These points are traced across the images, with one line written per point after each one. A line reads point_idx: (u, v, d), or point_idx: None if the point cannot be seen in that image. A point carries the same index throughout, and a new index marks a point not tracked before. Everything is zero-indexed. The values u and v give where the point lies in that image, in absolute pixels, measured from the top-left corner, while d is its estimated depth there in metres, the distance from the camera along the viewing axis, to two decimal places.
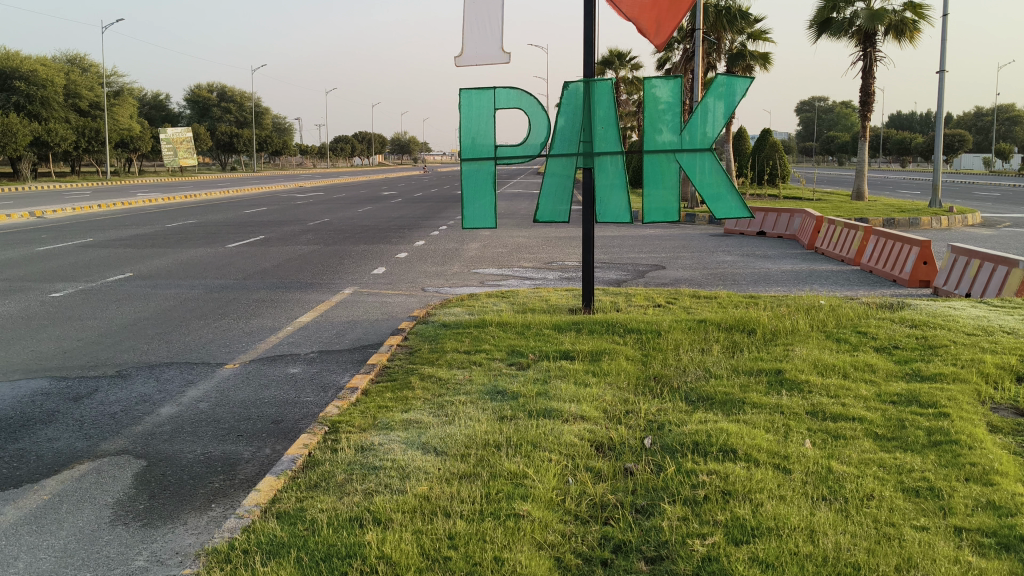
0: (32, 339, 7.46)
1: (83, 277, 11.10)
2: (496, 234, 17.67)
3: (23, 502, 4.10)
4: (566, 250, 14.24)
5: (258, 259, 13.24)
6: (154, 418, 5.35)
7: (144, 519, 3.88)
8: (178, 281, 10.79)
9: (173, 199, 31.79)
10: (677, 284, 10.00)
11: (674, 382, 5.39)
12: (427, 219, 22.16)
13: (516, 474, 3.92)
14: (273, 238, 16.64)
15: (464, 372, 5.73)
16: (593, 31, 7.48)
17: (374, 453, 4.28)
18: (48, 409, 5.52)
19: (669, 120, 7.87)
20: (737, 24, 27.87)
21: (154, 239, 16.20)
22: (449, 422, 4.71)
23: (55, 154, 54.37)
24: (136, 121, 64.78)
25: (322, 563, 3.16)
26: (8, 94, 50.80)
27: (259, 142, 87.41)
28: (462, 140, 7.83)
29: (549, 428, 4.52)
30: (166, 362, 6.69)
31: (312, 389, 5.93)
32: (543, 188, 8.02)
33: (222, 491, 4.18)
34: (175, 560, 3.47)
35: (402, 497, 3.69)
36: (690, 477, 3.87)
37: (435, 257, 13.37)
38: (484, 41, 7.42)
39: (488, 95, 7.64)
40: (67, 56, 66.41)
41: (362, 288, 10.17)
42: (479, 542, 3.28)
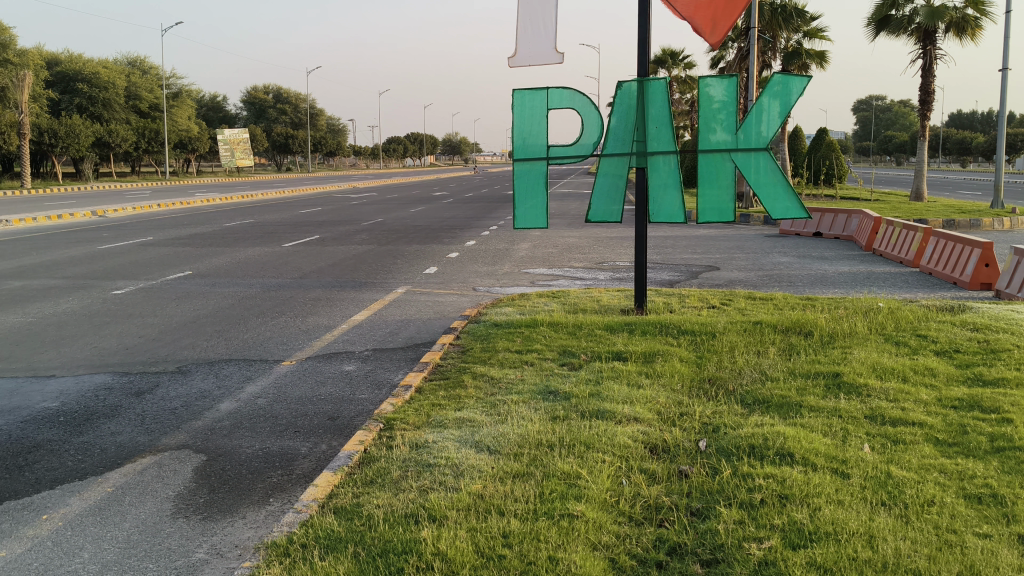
0: (96, 335, 7.66)
1: (144, 275, 11.37)
2: (547, 234, 17.68)
3: (88, 494, 4.20)
4: (618, 250, 14.17)
5: (314, 258, 13.42)
6: (214, 413, 5.45)
7: (205, 513, 3.96)
8: (237, 280, 10.98)
9: (229, 199, 32.45)
10: (731, 285, 9.90)
11: (730, 385, 5.33)
12: (479, 219, 22.24)
13: (570, 474, 3.91)
14: (327, 238, 16.86)
15: (516, 372, 5.73)
16: (648, 31, 7.43)
17: (428, 451, 4.30)
18: (111, 404, 5.65)
19: (724, 120, 7.75)
20: (792, 23, 27.52)
21: (212, 239, 16.52)
22: (501, 421, 4.72)
23: (117, 155, 55.80)
24: (194, 123, 66.20)
25: (379, 558, 3.18)
26: (72, 97, 52.32)
27: (313, 143, 88.61)
28: (516, 140, 7.83)
29: (601, 429, 4.50)
30: (225, 359, 6.81)
31: (366, 387, 5.98)
32: (596, 189, 7.98)
33: (280, 486, 4.24)
34: (234, 554, 3.53)
35: (456, 495, 3.70)
36: (746, 480, 3.83)
37: (488, 257, 13.43)
38: (538, 42, 7.42)
39: (542, 95, 7.63)
40: (129, 59, 68.17)
41: (415, 287, 10.25)
42: (534, 541, 3.27)
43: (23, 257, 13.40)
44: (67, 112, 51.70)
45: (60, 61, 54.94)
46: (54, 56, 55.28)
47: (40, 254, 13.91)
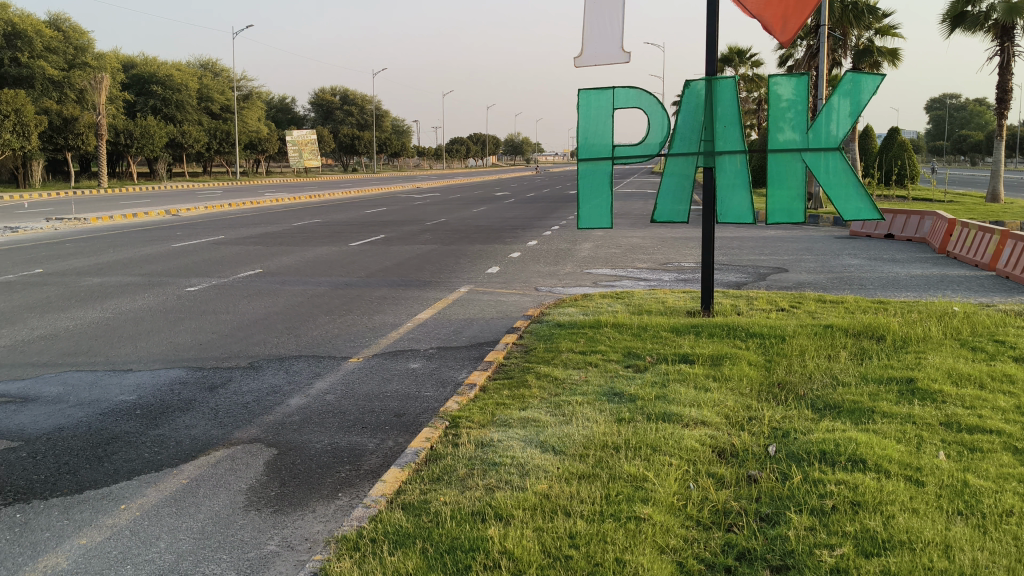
0: (171, 331, 7.86)
1: (216, 273, 11.62)
2: (611, 234, 17.61)
3: (164, 485, 4.32)
4: (683, 251, 14.03)
5: (380, 257, 13.57)
6: (285, 408, 5.56)
7: (276, 506, 4.03)
8: (305, 278, 11.16)
9: (297, 198, 33.04)
10: (798, 287, 9.74)
11: (800, 389, 5.23)
12: (541, 219, 22.26)
13: (636, 477, 3.88)
14: (392, 238, 17.05)
15: (581, 373, 5.72)
16: (716, 29, 7.35)
17: (494, 450, 4.31)
18: (186, 398, 5.80)
19: (792, 118, 7.65)
20: (864, 20, 26.95)
21: (280, 237, 16.81)
22: (566, 421, 4.71)
23: (190, 155, 57.20)
24: (263, 124, 67.52)
25: (447, 554, 3.20)
26: (146, 99, 53.86)
27: (378, 143, 89.71)
28: (581, 140, 7.82)
29: (668, 432, 4.46)
30: (294, 355, 6.93)
31: (431, 385, 6.03)
32: (662, 189, 7.93)
33: (349, 481, 4.30)
34: (304, 546, 3.59)
35: (522, 495, 3.70)
36: (817, 486, 3.76)
37: (551, 257, 13.44)
38: (605, 41, 7.39)
39: (608, 94, 7.60)
40: (201, 62, 69.83)
41: (479, 287, 10.31)
42: (601, 543, 3.26)
43: (102, 255, 13.80)
44: (142, 113, 53.19)
45: (135, 64, 56.60)
46: (130, 59, 56.96)
47: (118, 251, 14.34)
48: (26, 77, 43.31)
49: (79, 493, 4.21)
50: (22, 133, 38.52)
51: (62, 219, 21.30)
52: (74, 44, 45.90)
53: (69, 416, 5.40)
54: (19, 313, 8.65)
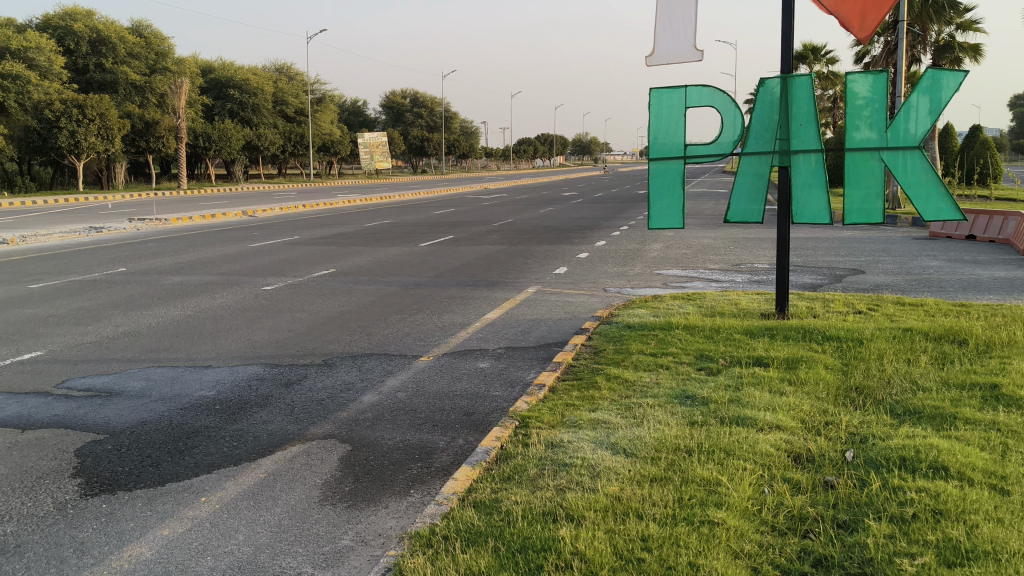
0: (248, 328, 8.05)
1: (292, 272, 11.88)
2: (681, 235, 17.45)
3: (242, 478, 4.43)
4: (755, 252, 13.83)
5: (450, 258, 13.69)
6: (357, 405, 5.64)
7: (350, 501, 4.10)
8: (377, 277, 11.32)
9: (369, 199, 33.54)
10: (876, 290, 9.50)
11: (879, 394, 5.10)
12: (609, 219, 22.19)
13: (709, 481, 3.83)
14: (461, 238, 17.17)
15: (652, 375, 5.67)
16: (792, 27, 7.22)
17: (564, 451, 4.31)
18: (263, 394, 5.93)
19: (869, 116, 7.47)
20: (945, 15, 26.16)
21: (353, 237, 17.07)
22: (638, 423, 4.68)
23: (266, 157, 58.49)
24: (335, 127, 68.68)
25: (518, 554, 3.21)
26: (224, 103, 55.39)
27: (448, 144, 90.41)
28: (653, 140, 7.77)
29: (742, 436, 4.39)
30: (367, 354, 7.04)
31: (499, 385, 6.05)
32: (735, 188, 7.82)
33: (420, 478, 4.34)
34: (377, 542, 3.65)
35: (593, 496, 3.69)
36: (896, 493, 3.66)
37: (620, 257, 13.41)
38: (678, 39, 7.31)
39: (680, 93, 7.52)
40: (276, 66, 71.41)
41: (548, 287, 10.32)
42: (673, 547, 3.23)
43: (183, 254, 14.22)
44: (220, 117, 54.68)
45: (213, 68, 58.26)
46: (208, 64, 58.64)
47: (198, 250, 14.78)
48: (111, 82, 45.02)
49: (161, 485, 4.34)
50: (106, 137, 39.89)
51: (145, 219, 22.01)
52: (155, 50, 47.44)
53: (152, 409, 5.57)
54: (105, 310, 8.97)
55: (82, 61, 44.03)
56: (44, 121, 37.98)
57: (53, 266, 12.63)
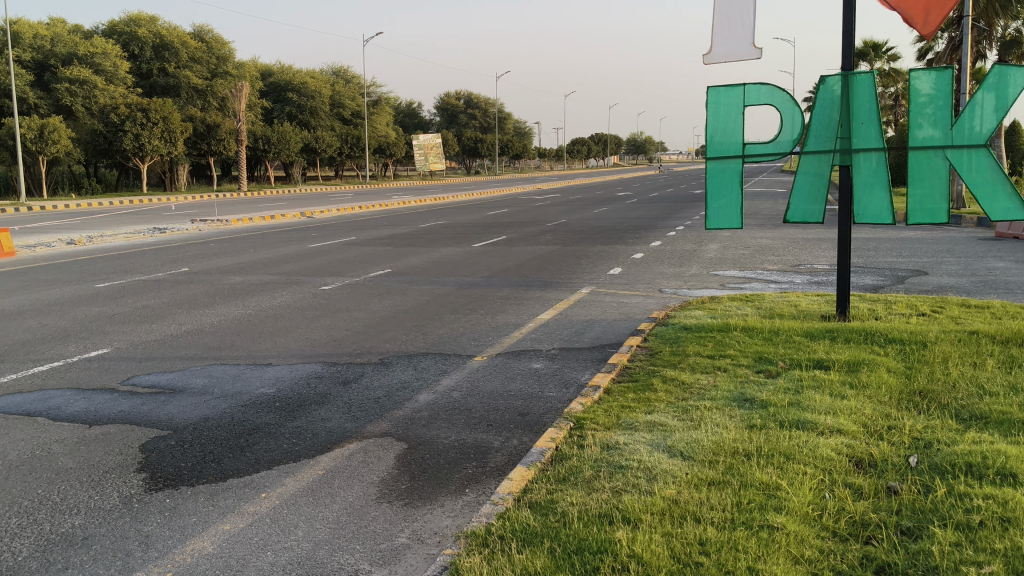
0: (307, 327, 8.17)
1: (349, 272, 12.03)
2: (737, 235, 17.25)
3: (302, 475, 4.49)
4: (814, 253, 13.61)
5: (505, 258, 13.74)
6: (413, 403, 5.69)
7: (406, 499, 4.13)
8: (432, 278, 11.40)
9: (424, 201, 33.76)
10: (939, 291, 9.28)
11: (944, 399, 4.97)
12: (664, 219, 22.03)
13: (769, 485, 3.78)
14: (516, 238, 17.20)
15: (709, 378, 5.61)
16: (853, 23, 7.09)
17: (620, 453, 4.29)
18: (321, 392, 6.01)
19: (931, 114, 7.28)
20: (1012, 10, 25.44)
21: (408, 238, 17.23)
22: (695, 426, 4.63)
23: (323, 159, 59.28)
24: (390, 129, 69.31)
25: (575, 555, 3.20)
26: (283, 106, 56.32)
27: (502, 145, 90.63)
28: (710, 139, 7.69)
29: (802, 440, 4.33)
30: (422, 353, 7.09)
31: (554, 385, 6.05)
32: (795, 188, 7.71)
33: (475, 478, 4.36)
34: (434, 540, 3.67)
35: (650, 499, 3.66)
36: (962, 500, 3.57)
37: (675, 258, 13.31)
38: (736, 37, 7.23)
39: (738, 91, 7.44)
40: (334, 69, 72.36)
41: (602, 288, 10.29)
42: (732, 551, 3.19)
43: (243, 254, 14.49)
44: (279, 119, 55.64)
45: (272, 72, 59.26)
46: (268, 68, 59.67)
47: (256, 251, 15.04)
48: (174, 86, 46.09)
49: (223, 481, 4.43)
50: (169, 140, 40.77)
51: (206, 221, 22.46)
52: (216, 54, 48.40)
53: (214, 406, 5.69)
54: (169, 308, 9.18)
55: (146, 65, 45.14)
56: (110, 125, 39.00)
57: (119, 266, 12.96)
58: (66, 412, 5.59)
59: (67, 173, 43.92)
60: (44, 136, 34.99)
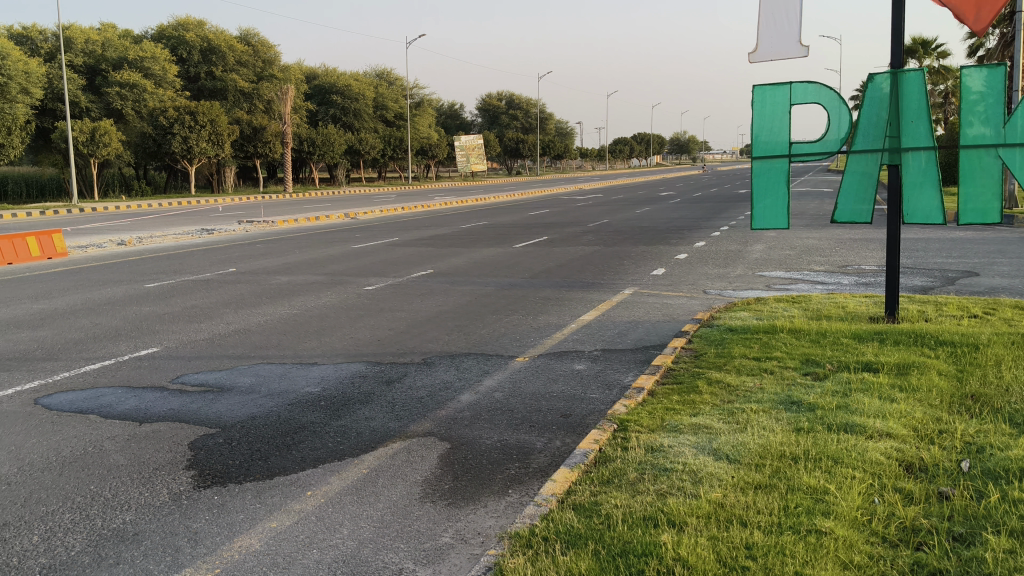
0: (352, 327, 8.25)
1: (393, 273, 12.13)
2: (783, 235, 17.05)
3: (347, 473, 4.54)
4: (861, 253, 13.40)
5: (548, 259, 13.75)
6: (456, 403, 5.72)
7: (450, 499, 4.15)
8: (474, 278, 11.42)
9: (466, 202, 33.89)
10: (991, 292, 9.09)
11: (998, 402, 4.86)
12: (708, 220, 21.85)
13: (817, 489, 3.73)
14: (558, 239, 17.19)
15: (756, 380, 5.55)
16: (902, 20, 6.97)
17: (664, 455, 4.26)
18: (365, 391, 6.06)
19: (982, 112, 7.14)
20: None
21: (451, 239, 17.32)
22: (741, 429, 4.58)
23: (367, 161, 59.79)
24: (433, 131, 69.65)
25: (619, 558, 3.19)
26: (327, 108, 57.00)
27: (543, 146, 90.62)
28: (756, 138, 7.62)
29: (850, 444, 4.26)
30: (465, 353, 7.12)
31: (597, 387, 6.03)
32: (843, 188, 7.60)
33: (519, 478, 4.37)
34: (477, 540, 3.68)
35: (696, 502, 3.63)
36: (1018, 507, 3.49)
37: (720, 259, 13.20)
38: (782, 36, 7.15)
39: (784, 90, 7.35)
40: (377, 72, 72.96)
41: (645, 289, 10.24)
42: (779, 556, 3.15)
43: (289, 255, 14.69)
44: (324, 122, 56.28)
45: (317, 75, 59.91)
46: (312, 70, 60.35)
47: (302, 251, 15.20)
48: (221, 89, 46.81)
49: (270, 478, 4.48)
50: (217, 142, 41.35)
51: (253, 222, 22.80)
52: (262, 58, 49.04)
53: (261, 404, 5.77)
54: (218, 308, 9.33)
55: (194, 69, 46.03)
56: (160, 128, 39.69)
57: (169, 266, 13.21)
58: (117, 410, 5.70)
59: (118, 176, 44.88)
60: (95, 139, 35.74)
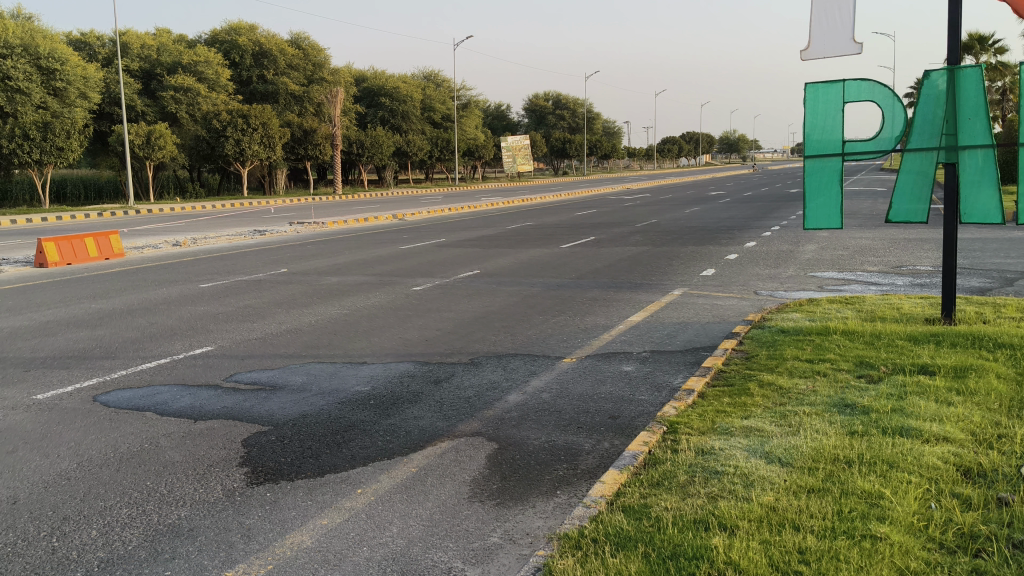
0: (400, 327, 8.31)
1: (440, 273, 12.20)
2: (835, 235, 16.78)
3: (396, 472, 4.58)
4: (916, 253, 13.15)
5: (595, 259, 13.72)
6: (504, 404, 5.73)
7: (498, 499, 4.17)
8: (521, 279, 11.43)
9: (513, 203, 33.92)
10: None
11: None
12: (758, 219, 21.59)
13: (872, 494, 3.67)
14: (605, 240, 17.14)
15: (808, 383, 5.47)
16: (959, 15, 6.83)
17: (715, 458, 4.23)
18: (413, 391, 6.11)
19: None
20: None
21: (498, 240, 17.35)
22: (793, 432, 4.53)
23: (415, 162, 60.16)
24: (480, 133, 69.81)
25: (669, 561, 3.17)
26: (376, 110, 57.50)
27: (590, 146, 90.33)
28: (808, 136, 7.52)
29: (906, 448, 4.18)
30: (512, 353, 7.14)
31: (646, 389, 5.99)
32: (897, 187, 7.47)
33: (567, 480, 4.36)
34: (526, 541, 3.69)
35: (748, 505, 3.60)
36: None
37: (771, 259, 13.05)
38: (835, 33, 7.04)
39: (837, 88, 7.24)
40: (425, 73, 73.40)
41: (694, 290, 10.16)
42: (834, 561, 3.11)
43: (339, 256, 14.84)
44: (373, 124, 56.78)
45: (365, 77, 60.44)
46: (361, 73, 60.91)
47: (353, 252, 15.35)
48: (272, 93, 47.44)
49: (321, 476, 4.54)
50: (268, 145, 41.94)
51: (303, 223, 23.08)
52: (312, 61, 49.52)
53: (312, 403, 5.85)
54: (270, 308, 9.47)
55: (246, 73, 46.84)
56: (213, 131, 40.34)
57: (222, 267, 13.43)
58: (172, 407, 5.83)
59: (172, 179, 45.77)
60: (151, 142, 36.45)
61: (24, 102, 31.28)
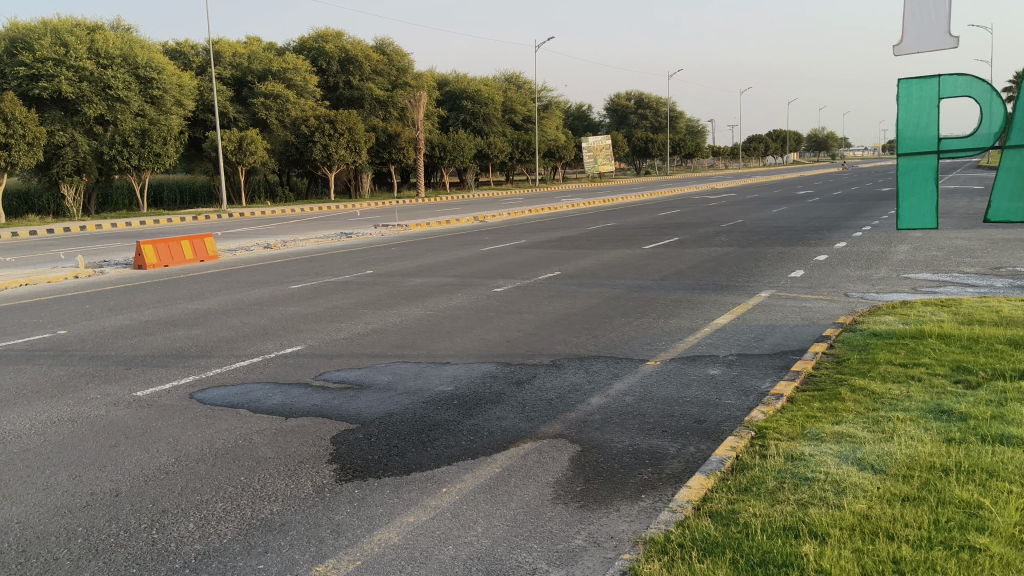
0: (483, 328, 8.39)
1: (521, 275, 12.25)
2: (930, 235, 16.22)
3: (481, 471, 4.64)
4: (1017, 254, 12.63)
5: (679, 260, 13.59)
6: (586, 406, 5.74)
7: (582, 501, 4.18)
8: (603, 281, 11.41)
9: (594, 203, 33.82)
10: None
11: None
12: (848, 220, 21.01)
13: (971, 504, 3.55)
14: (688, 241, 16.97)
15: (902, 388, 5.31)
16: None
17: (805, 464, 4.15)
18: (496, 391, 6.16)
19: None
20: None
21: (579, 241, 17.34)
22: (887, 439, 4.41)
23: (496, 164, 60.41)
24: (561, 134, 69.75)
25: (758, 567, 3.13)
26: (458, 114, 57.97)
27: (672, 145, 89.29)
28: (901, 134, 7.30)
29: (1006, 457, 4.03)
30: (594, 355, 7.14)
31: (732, 393, 5.91)
32: (996, 185, 7.23)
33: (651, 483, 4.35)
34: (610, 544, 3.69)
35: (839, 513, 3.53)
36: None
37: (861, 260, 12.71)
38: (930, 27, 6.82)
39: (932, 83, 6.95)
40: (506, 76, 73.67)
41: (781, 291, 9.98)
42: (929, 570, 3.03)
43: (422, 258, 15.06)
44: (454, 127, 57.30)
45: (447, 81, 61.02)
46: (443, 77, 61.52)
47: (436, 254, 15.58)
48: (357, 98, 48.38)
49: (407, 474, 4.63)
50: (354, 150, 42.63)
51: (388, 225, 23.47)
52: (396, 66, 50.18)
53: (398, 402, 5.96)
54: (357, 308, 9.68)
55: (332, 79, 47.95)
56: (302, 136, 41.41)
57: (310, 268, 13.79)
58: (265, 405, 6.01)
59: (261, 183, 47.11)
60: (243, 147, 37.55)
61: (123, 110, 32.67)
